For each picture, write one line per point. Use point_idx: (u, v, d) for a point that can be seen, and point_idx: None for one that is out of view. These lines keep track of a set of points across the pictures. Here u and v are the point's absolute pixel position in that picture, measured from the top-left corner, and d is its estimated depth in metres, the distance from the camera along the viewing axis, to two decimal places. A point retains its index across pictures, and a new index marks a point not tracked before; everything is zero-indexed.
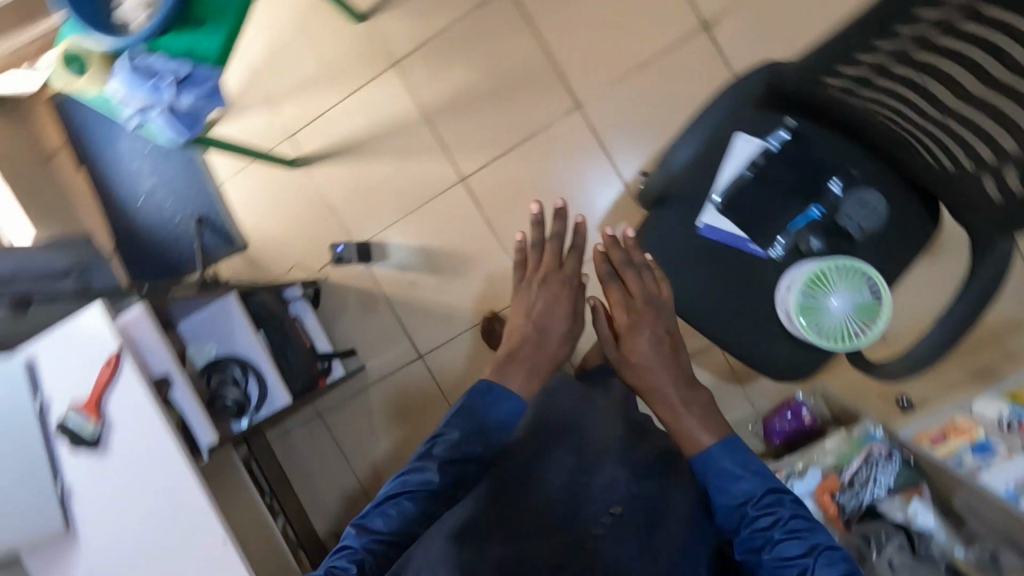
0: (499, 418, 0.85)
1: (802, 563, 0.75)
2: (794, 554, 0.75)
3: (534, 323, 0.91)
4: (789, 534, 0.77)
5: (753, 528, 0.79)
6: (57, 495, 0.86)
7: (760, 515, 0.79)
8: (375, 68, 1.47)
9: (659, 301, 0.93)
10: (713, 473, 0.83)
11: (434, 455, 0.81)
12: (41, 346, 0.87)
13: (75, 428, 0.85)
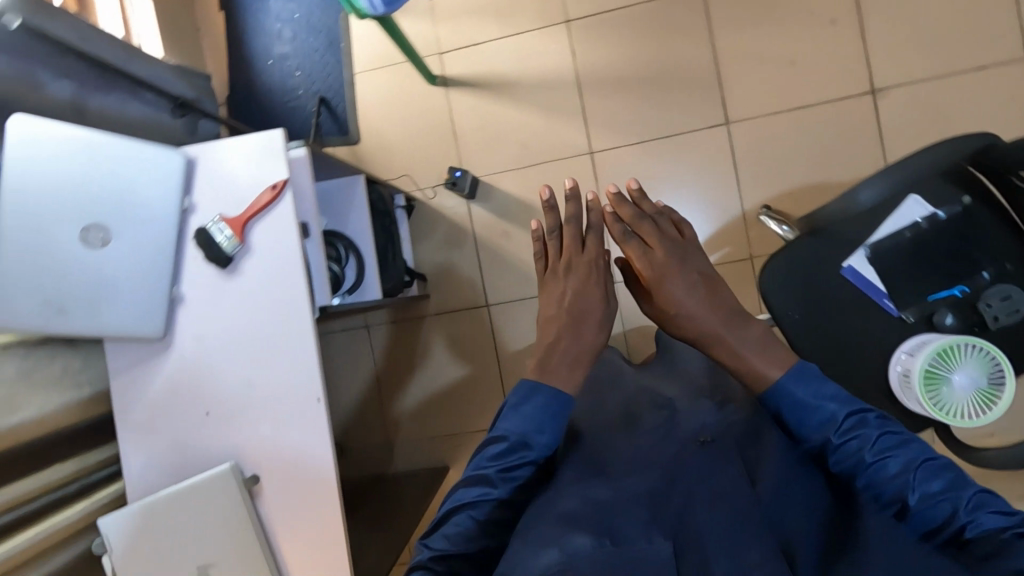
0: (538, 420, 0.79)
1: (907, 476, 0.64)
2: (900, 468, 0.65)
3: (569, 304, 0.94)
4: (896, 449, 0.66)
5: (840, 452, 0.69)
6: (166, 300, 0.83)
7: (846, 436, 0.69)
8: (545, 19, 1.47)
9: (686, 250, 0.96)
10: (790, 396, 0.75)
11: (486, 466, 0.77)
12: (207, 150, 0.85)
13: (213, 239, 0.83)
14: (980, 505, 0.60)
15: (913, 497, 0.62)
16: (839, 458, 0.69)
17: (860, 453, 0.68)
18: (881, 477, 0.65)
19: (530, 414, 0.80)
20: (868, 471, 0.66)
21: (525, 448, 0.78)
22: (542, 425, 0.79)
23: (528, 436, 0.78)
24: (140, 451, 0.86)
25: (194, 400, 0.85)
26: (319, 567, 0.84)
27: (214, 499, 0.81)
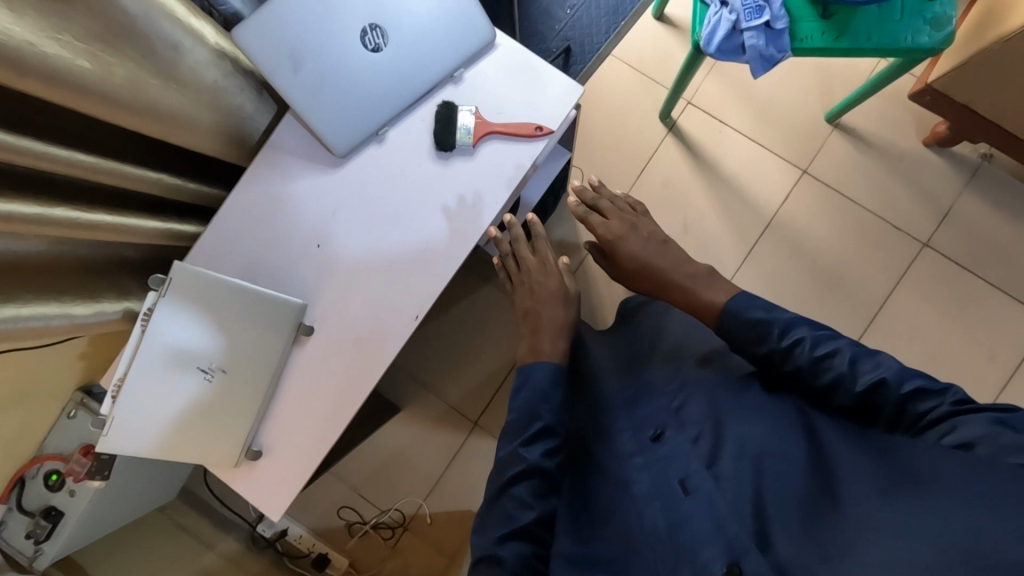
0: (534, 401, 0.90)
1: (845, 372, 0.74)
2: (838, 365, 0.75)
3: (533, 292, 1.04)
4: (834, 361, 0.75)
5: (792, 360, 0.79)
6: (371, 132, 0.79)
7: (792, 345, 0.79)
8: (788, 153, 1.45)
9: (642, 220, 1.07)
10: (741, 313, 0.85)
11: (506, 452, 0.87)
12: (512, 46, 0.80)
13: (455, 121, 0.78)
14: (907, 380, 0.70)
15: (863, 391, 0.72)
16: (792, 361, 0.79)
17: (806, 353, 0.78)
18: (826, 373, 0.75)
19: (529, 401, 0.90)
20: (822, 375, 0.75)
21: (542, 430, 0.88)
22: (546, 396, 0.92)
23: (528, 423, 0.88)
24: (235, 224, 0.82)
25: (315, 224, 0.81)
26: (297, 442, 0.81)
27: (271, 319, 0.77)
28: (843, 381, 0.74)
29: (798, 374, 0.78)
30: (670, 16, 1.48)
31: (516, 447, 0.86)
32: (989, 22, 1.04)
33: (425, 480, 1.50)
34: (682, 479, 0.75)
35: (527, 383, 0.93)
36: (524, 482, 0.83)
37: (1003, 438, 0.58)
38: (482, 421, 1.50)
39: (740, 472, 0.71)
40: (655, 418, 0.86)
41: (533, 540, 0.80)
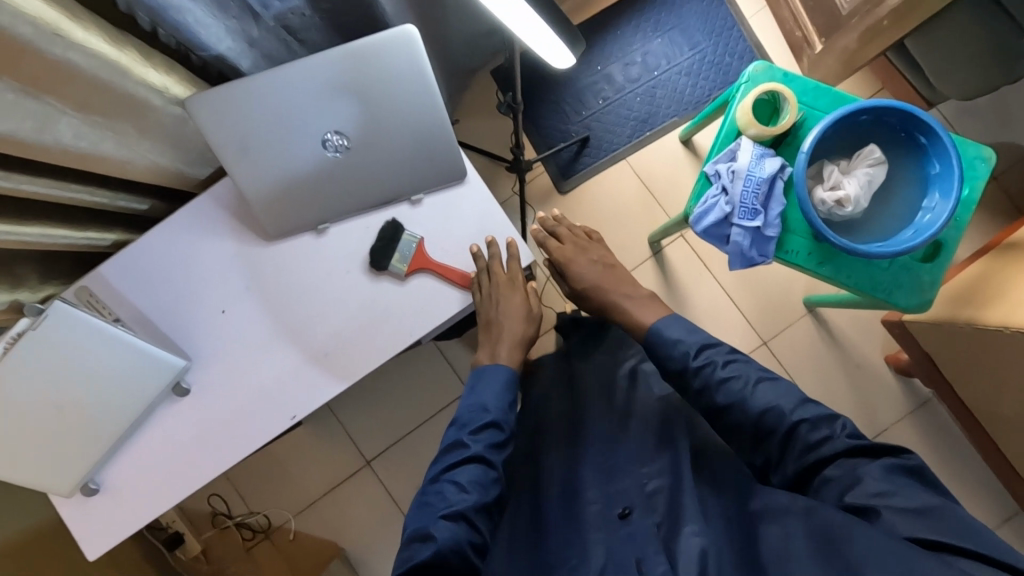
0: (489, 398, 0.83)
1: (745, 396, 0.75)
2: (744, 392, 0.75)
3: (501, 309, 0.84)
4: (738, 386, 0.76)
5: (700, 380, 0.78)
6: (310, 224, 0.76)
7: (704, 363, 0.79)
8: (756, 319, 1.43)
9: (593, 249, 1.03)
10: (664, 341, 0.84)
11: (450, 442, 0.80)
12: (478, 188, 0.77)
13: (394, 245, 0.75)
14: (801, 410, 0.72)
15: (765, 422, 0.73)
16: (700, 378, 0.78)
17: (711, 372, 0.78)
18: (730, 394, 0.76)
19: (484, 397, 0.83)
20: (726, 398, 0.76)
21: (489, 424, 0.80)
22: (502, 395, 0.83)
23: (473, 415, 0.81)
24: (146, 263, 0.79)
25: (224, 290, 0.78)
26: (139, 490, 0.79)
27: (143, 375, 0.74)
28: (742, 403, 0.75)
29: (704, 394, 0.78)
30: (696, 144, 1.44)
31: (462, 434, 0.79)
32: (971, 302, 1.04)
33: (300, 499, 1.50)
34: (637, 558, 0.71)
35: (474, 386, 0.85)
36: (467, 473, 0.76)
37: (901, 504, 0.61)
38: (375, 462, 1.49)
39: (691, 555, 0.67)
40: (625, 495, 0.79)
41: (468, 526, 0.72)
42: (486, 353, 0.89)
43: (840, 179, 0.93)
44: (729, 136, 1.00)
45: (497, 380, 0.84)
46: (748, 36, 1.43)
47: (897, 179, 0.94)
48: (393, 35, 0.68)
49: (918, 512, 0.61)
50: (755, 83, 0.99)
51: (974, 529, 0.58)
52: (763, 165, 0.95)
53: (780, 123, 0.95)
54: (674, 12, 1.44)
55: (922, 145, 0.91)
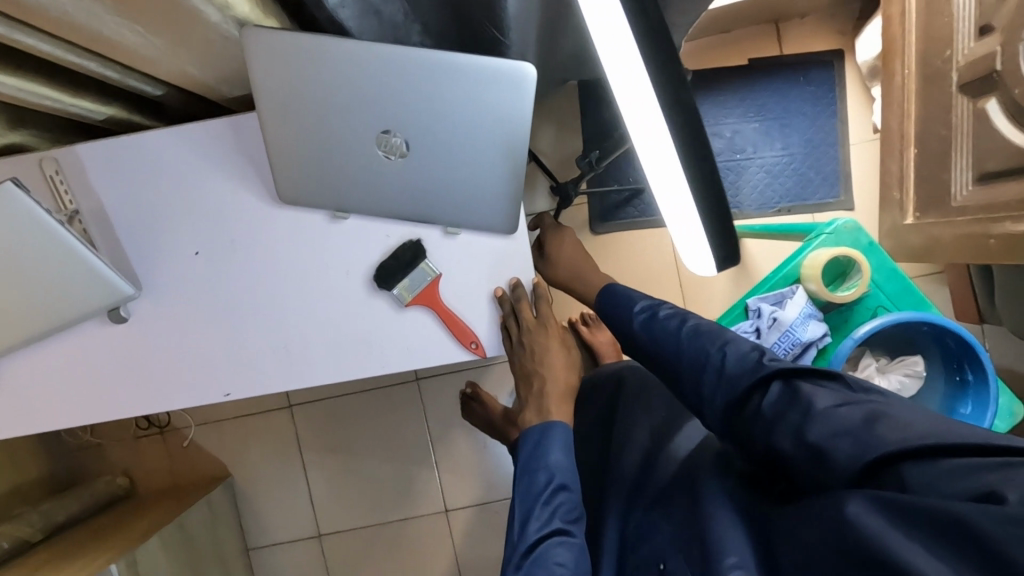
0: (563, 452, 0.72)
1: (681, 335, 0.69)
2: (681, 329, 0.70)
3: (541, 353, 0.76)
4: (675, 325, 0.71)
5: (651, 324, 0.74)
6: (329, 207, 0.66)
7: (660, 310, 0.75)
8: None
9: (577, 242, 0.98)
10: (614, 295, 0.82)
11: (529, 515, 0.67)
12: (520, 249, 0.68)
13: (407, 271, 0.66)
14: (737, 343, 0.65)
15: (694, 359, 0.66)
16: (645, 330, 0.74)
17: (658, 318, 0.74)
18: (668, 339, 0.71)
19: (550, 453, 0.72)
20: (661, 338, 0.71)
21: (561, 487, 0.69)
22: (568, 448, 0.73)
23: (538, 478, 0.70)
24: (133, 166, 0.68)
25: (207, 233, 0.68)
26: (31, 398, 0.70)
27: (79, 290, 0.64)
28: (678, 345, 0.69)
29: (651, 343, 0.73)
30: (744, 245, 1.36)
31: (534, 507, 0.68)
32: None
33: (209, 412, 1.43)
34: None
35: (542, 440, 0.73)
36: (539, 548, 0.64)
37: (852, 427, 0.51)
38: (296, 409, 1.43)
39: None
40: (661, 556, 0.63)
41: None
42: (532, 412, 0.77)
43: (872, 375, 0.88)
44: (786, 278, 0.93)
45: (555, 437, 0.73)
46: (842, 161, 1.34)
47: (925, 398, 0.90)
48: (509, 65, 0.58)
49: (861, 431, 0.50)
50: (837, 238, 0.92)
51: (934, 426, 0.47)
52: (807, 326, 0.89)
53: (843, 293, 0.89)
54: (783, 103, 1.33)
55: (965, 379, 0.86)
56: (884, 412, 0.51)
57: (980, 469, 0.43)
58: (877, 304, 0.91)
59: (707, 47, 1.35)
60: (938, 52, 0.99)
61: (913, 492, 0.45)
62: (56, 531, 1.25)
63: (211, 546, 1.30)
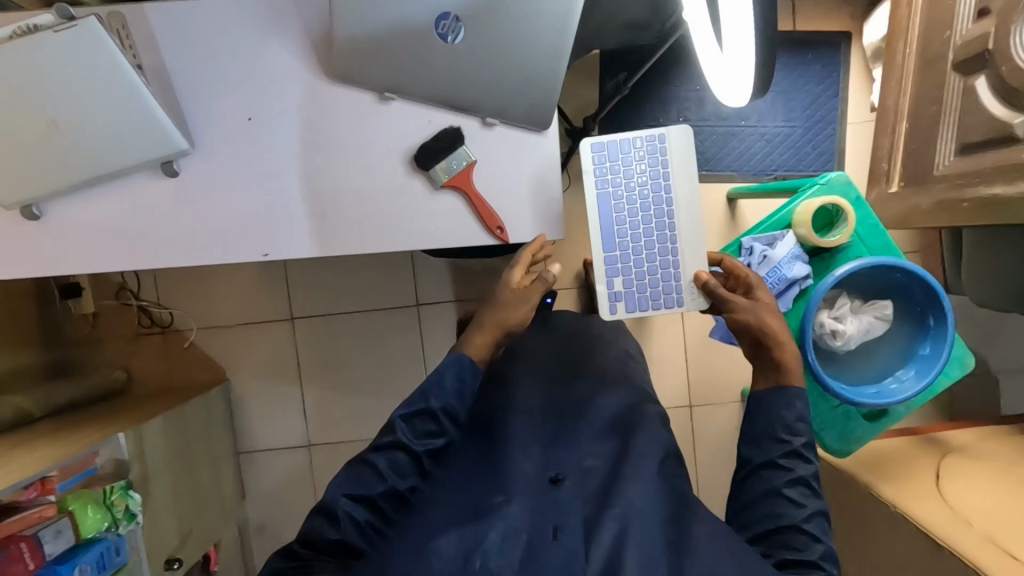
0: (453, 384, 0.76)
1: (802, 507, 0.67)
2: (802, 502, 0.68)
3: (509, 307, 0.80)
4: (805, 498, 0.68)
5: (785, 478, 0.69)
6: (379, 87, 0.72)
7: (800, 464, 0.70)
8: (695, 383, 1.48)
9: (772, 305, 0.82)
10: (771, 403, 0.74)
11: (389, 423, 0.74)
12: (550, 147, 0.75)
13: (445, 153, 0.72)
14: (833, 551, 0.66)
15: (790, 529, 0.66)
16: (779, 463, 0.70)
17: (795, 471, 0.70)
18: (788, 505, 0.68)
19: (444, 382, 0.75)
20: (785, 482, 0.69)
21: (425, 411, 0.74)
22: (461, 378, 0.76)
23: (414, 399, 0.75)
24: (199, 27, 0.72)
25: (260, 99, 0.73)
26: (75, 238, 0.74)
27: (136, 135, 0.69)
28: (791, 512, 0.67)
29: (769, 483, 0.69)
30: (739, 208, 1.44)
31: (395, 415, 0.73)
32: (874, 469, 1.14)
33: (215, 316, 1.47)
34: (556, 525, 0.65)
35: (444, 372, 0.76)
36: (384, 453, 0.71)
37: None
38: (297, 321, 1.48)
39: (609, 537, 0.64)
40: (558, 466, 0.73)
41: (371, 509, 0.69)
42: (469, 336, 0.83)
43: (846, 313, 0.96)
44: (778, 223, 1.01)
45: (456, 375, 0.76)
46: (837, 139, 1.42)
47: (891, 340, 0.99)
48: None
49: None
50: (828, 188, 0.99)
51: None
52: (793, 265, 0.97)
53: (828, 238, 0.97)
54: (792, 77, 1.41)
55: (927, 324, 0.95)
56: None
57: None
58: (856, 253, 0.99)
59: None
60: (939, 33, 1.06)
61: None
62: (56, 411, 1.27)
63: (204, 440, 1.35)
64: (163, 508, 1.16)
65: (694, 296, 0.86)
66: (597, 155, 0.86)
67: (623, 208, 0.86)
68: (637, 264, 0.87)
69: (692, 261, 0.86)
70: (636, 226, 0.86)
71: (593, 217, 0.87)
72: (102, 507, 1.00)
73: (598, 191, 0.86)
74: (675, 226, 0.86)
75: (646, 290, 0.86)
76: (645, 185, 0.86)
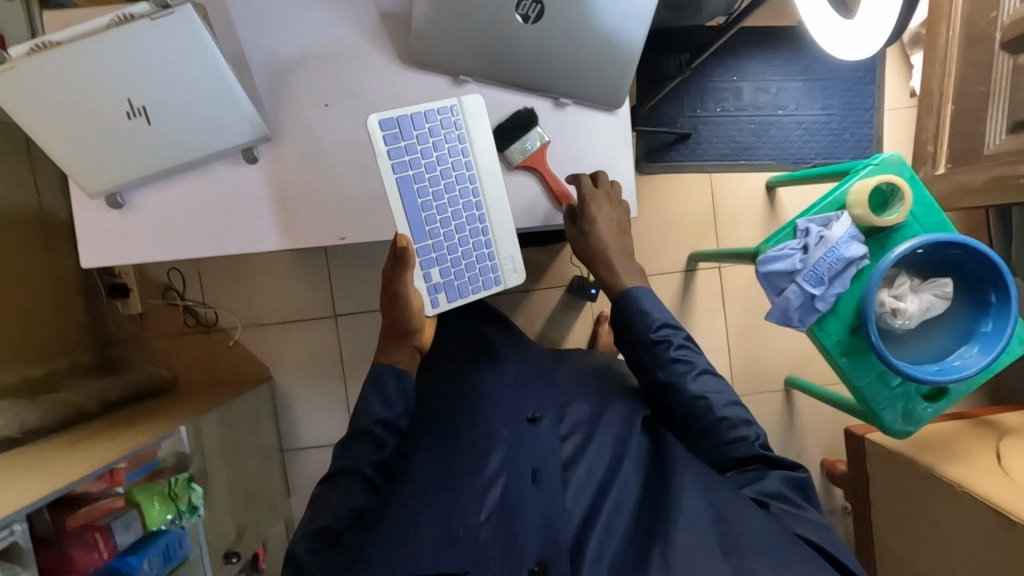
0: (389, 402, 0.84)
1: (688, 381, 0.80)
2: (692, 380, 0.80)
3: (404, 299, 0.75)
4: (689, 372, 0.81)
5: (669, 358, 0.81)
6: (456, 70, 0.73)
7: (677, 344, 0.83)
8: (737, 372, 1.48)
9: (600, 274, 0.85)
10: (641, 309, 0.83)
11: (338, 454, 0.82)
12: (622, 127, 0.77)
13: (521, 134, 0.74)
14: (728, 407, 0.80)
15: (694, 403, 0.80)
16: (653, 352, 0.82)
17: (669, 354, 0.81)
18: (682, 387, 0.80)
19: (370, 408, 0.83)
20: (672, 372, 0.81)
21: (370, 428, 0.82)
22: (391, 401, 0.84)
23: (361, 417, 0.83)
24: (273, 16, 0.74)
25: (337, 85, 0.75)
26: (156, 226, 0.76)
27: (223, 120, 0.71)
28: (683, 388, 0.80)
29: (658, 373, 0.82)
30: (779, 196, 1.45)
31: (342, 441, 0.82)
32: (932, 450, 1.13)
33: (258, 314, 1.49)
34: (535, 468, 0.77)
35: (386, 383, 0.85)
36: (339, 482, 0.79)
37: (781, 491, 0.77)
38: (341, 318, 1.49)
39: (586, 488, 0.77)
40: (535, 405, 0.84)
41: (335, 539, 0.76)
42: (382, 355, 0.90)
43: (906, 292, 0.96)
44: (832, 204, 1.01)
45: (399, 386, 0.85)
46: (876, 126, 1.42)
47: (952, 318, 0.99)
48: None
49: (765, 489, 0.76)
50: (882, 169, 1.00)
51: (831, 539, 0.72)
52: (851, 245, 0.97)
53: (885, 218, 0.97)
54: (827, 66, 1.41)
55: (988, 300, 0.95)
56: (806, 482, 0.78)
57: (815, 541, 0.71)
58: (912, 232, 0.99)
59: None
60: (984, 14, 1.07)
61: (780, 515, 0.74)
62: (109, 407, 1.29)
63: (253, 435, 1.36)
64: (220, 502, 1.17)
65: (511, 272, 0.77)
66: (389, 134, 0.69)
67: (428, 190, 0.71)
68: (453, 251, 0.73)
69: (508, 239, 0.76)
70: (444, 201, 0.72)
71: (395, 210, 0.70)
72: (167, 499, 1.02)
73: (398, 175, 0.69)
74: (484, 203, 0.74)
75: (466, 275, 0.74)
76: (445, 161, 0.72)
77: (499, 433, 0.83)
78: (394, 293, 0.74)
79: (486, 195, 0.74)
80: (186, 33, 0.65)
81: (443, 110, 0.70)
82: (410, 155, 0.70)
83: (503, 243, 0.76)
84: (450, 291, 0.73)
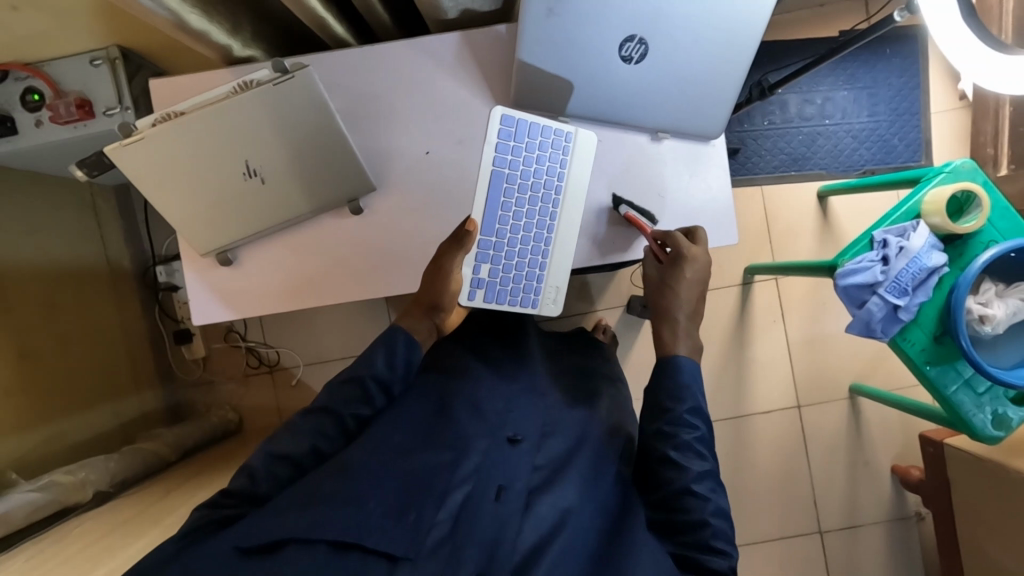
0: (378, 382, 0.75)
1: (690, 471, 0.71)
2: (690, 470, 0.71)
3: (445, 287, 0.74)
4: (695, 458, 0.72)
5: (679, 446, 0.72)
6: (554, 112, 0.76)
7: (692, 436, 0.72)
8: (801, 381, 1.47)
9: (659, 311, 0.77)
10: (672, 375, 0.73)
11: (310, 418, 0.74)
12: (715, 157, 0.80)
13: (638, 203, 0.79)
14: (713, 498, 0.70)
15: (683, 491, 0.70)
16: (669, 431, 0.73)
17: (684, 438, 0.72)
18: (680, 471, 0.71)
19: (373, 363, 0.75)
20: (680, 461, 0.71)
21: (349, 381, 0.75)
22: (392, 372, 0.76)
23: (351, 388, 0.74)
24: (369, 69, 0.76)
25: (434, 132, 0.76)
26: (264, 279, 0.78)
27: (334, 175, 0.74)
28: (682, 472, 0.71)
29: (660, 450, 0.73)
30: (830, 205, 1.47)
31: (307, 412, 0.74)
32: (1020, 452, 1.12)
33: (319, 351, 1.50)
34: (501, 485, 0.70)
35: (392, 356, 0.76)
36: (311, 419, 0.72)
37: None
38: None
39: (542, 519, 0.71)
40: (513, 421, 0.78)
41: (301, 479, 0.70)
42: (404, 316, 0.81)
43: (992, 298, 0.97)
44: (907, 214, 1.01)
45: (399, 365, 0.76)
46: (924, 129, 1.42)
47: None
48: None
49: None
50: (955, 176, 1.00)
51: None
52: (931, 254, 0.98)
53: (964, 224, 0.97)
54: (872, 73, 1.41)
55: None
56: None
57: None
58: (991, 238, 0.99)
59: (803, 19, 1.38)
60: None
61: None
62: (184, 453, 1.30)
63: None
64: None
65: (549, 302, 0.82)
66: (504, 129, 0.72)
67: (513, 193, 0.75)
68: (508, 258, 0.78)
69: (560, 269, 0.81)
70: (521, 208, 0.76)
71: (477, 200, 0.74)
72: None
73: (495, 167, 0.73)
74: (555, 230, 0.78)
75: (509, 285, 0.79)
76: (541, 174, 0.75)
77: (477, 439, 0.73)
78: (440, 273, 0.72)
79: (561, 220, 0.78)
80: (309, 96, 0.70)
81: (561, 133, 0.74)
82: (514, 155, 0.74)
83: (555, 271, 0.81)
84: (488, 292, 0.79)
